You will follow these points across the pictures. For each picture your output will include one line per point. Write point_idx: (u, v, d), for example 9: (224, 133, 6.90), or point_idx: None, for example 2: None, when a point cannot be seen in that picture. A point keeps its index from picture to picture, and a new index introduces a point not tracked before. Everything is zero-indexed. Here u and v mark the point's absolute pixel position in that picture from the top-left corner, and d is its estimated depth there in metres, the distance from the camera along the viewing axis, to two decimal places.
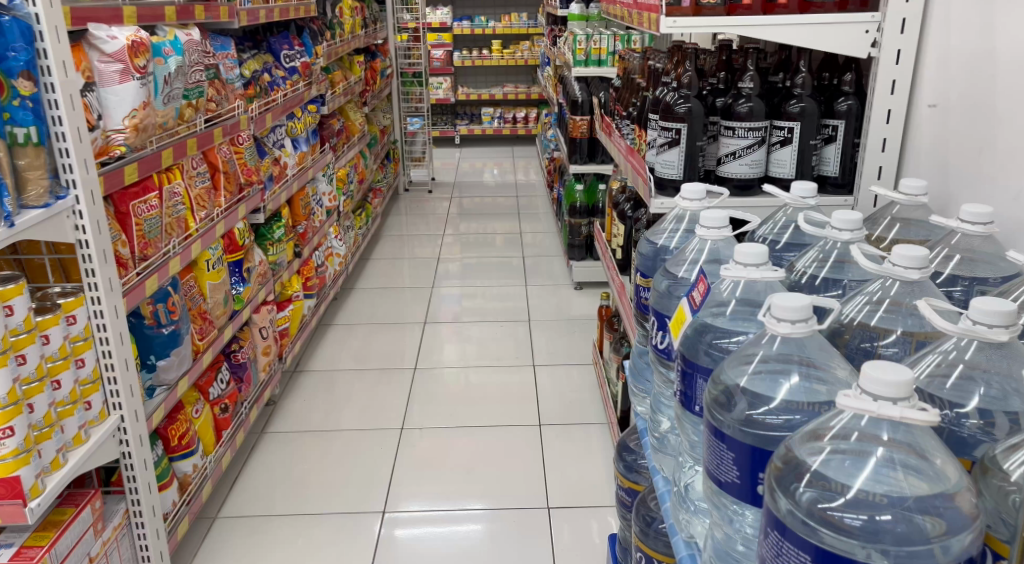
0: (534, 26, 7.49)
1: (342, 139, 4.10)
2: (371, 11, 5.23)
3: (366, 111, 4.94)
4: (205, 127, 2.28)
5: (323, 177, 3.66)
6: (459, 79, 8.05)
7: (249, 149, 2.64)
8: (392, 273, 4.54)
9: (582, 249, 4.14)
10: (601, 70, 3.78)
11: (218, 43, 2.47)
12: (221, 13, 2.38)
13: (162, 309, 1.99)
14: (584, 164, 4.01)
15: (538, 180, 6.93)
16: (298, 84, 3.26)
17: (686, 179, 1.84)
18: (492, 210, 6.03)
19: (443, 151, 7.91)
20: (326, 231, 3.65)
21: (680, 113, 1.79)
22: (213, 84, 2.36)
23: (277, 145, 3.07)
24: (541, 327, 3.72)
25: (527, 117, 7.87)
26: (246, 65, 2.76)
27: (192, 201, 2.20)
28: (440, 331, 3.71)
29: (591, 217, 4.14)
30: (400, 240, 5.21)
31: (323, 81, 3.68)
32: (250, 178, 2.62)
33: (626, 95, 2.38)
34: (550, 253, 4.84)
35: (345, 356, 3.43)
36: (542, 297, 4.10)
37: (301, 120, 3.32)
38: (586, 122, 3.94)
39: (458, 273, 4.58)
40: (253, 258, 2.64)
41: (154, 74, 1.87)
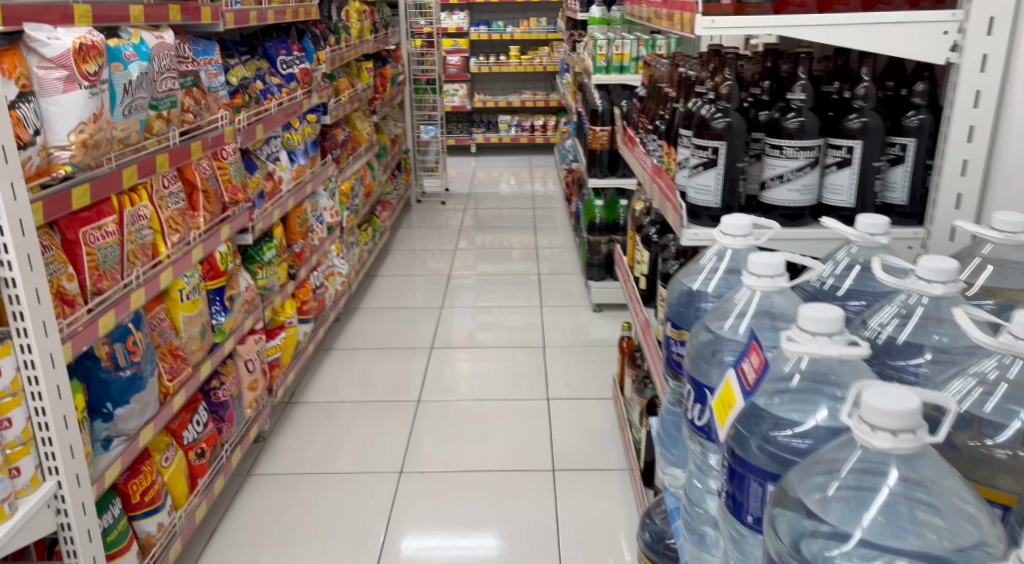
0: (553, 31, 7.25)
1: (347, 150, 3.88)
2: (382, 15, 5.01)
3: (375, 120, 4.72)
4: (180, 140, 2.05)
5: (324, 192, 3.43)
6: (475, 86, 7.83)
7: (235, 164, 2.40)
8: (399, 291, 4.29)
9: (601, 269, 3.86)
10: (623, 78, 3.52)
11: (201, 48, 2.25)
12: (202, 14, 2.16)
13: (121, 350, 1.74)
14: (604, 178, 3.73)
15: (556, 191, 6.67)
16: (296, 93, 3.03)
17: (725, 205, 1.56)
18: (507, 222, 5.77)
19: (459, 160, 7.67)
20: (326, 250, 3.42)
21: (718, 129, 1.52)
22: (192, 92, 2.13)
23: (272, 158, 2.85)
24: (556, 354, 3.45)
25: (546, 125, 7.61)
26: (233, 72, 2.52)
27: (162, 224, 1.96)
28: (447, 357, 3.44)
29: (612, 235, 3.85)
30: (410, 255, 4.97)
31: (326, 89, 3.45)
32: (235, 197, 2.38)
33: (652, 105, 2.11)
34: (567, 270, 4.57)
35: (345, 385, 3.19)
36: (558, 320, 3.83)
37: (299, 131, 3.08)
38: (606, 133, 3.67)
39: (469, 291, 4.31)
40: (237, 284, 2.40)
41: (110, 82, 1.64)
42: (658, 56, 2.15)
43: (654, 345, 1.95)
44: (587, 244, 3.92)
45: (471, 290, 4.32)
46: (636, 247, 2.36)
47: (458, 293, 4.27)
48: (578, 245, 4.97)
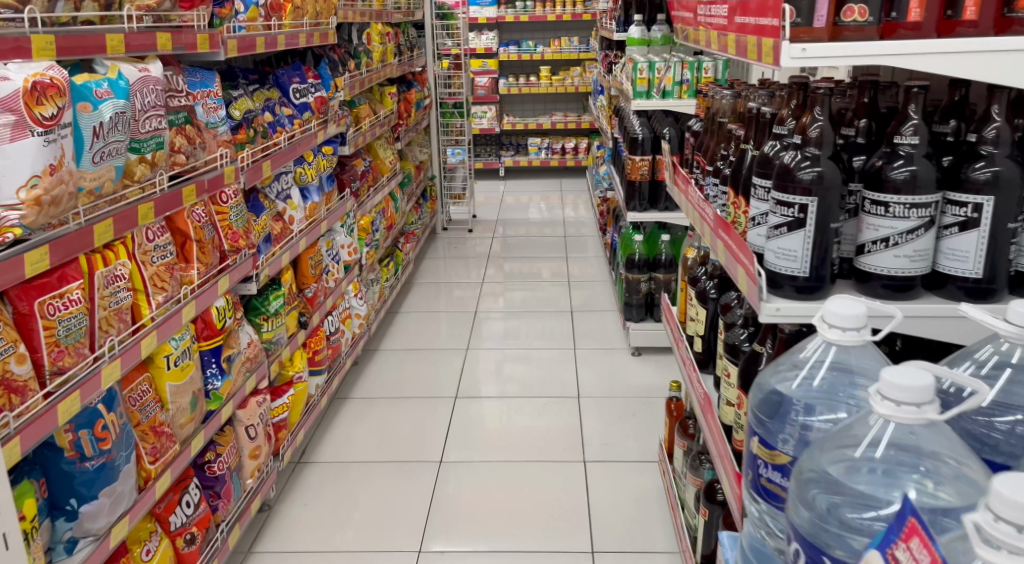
0: (585, 51, 6.98)
1: (367, 182, 3.64)
2: (407, 37, 4.79)
3: (399, 147, 4.48)
4: (169, 185, 1.82)
5: (341, 228, 3.20)
6: (504, 107, 7.59)
7: (237, 208, 2.16)
8: (422, 330, 4.02)
9: (641, 309, 3.54)
10: (665, 103, 3.23)
11: (198, 80, 2.02)
12: (198, 42, 1.94)
13: (88, 437, 1.49)
14: (643, 212, 3.42)
15: (588, 216, 6.37)
16: (310, 123, 2.80)
17: (815, 274, 1.25)
18: (538, 250, 5.49)
19: (487, 185, 7.41)
20: (342, 290, 3.17)
21: (805, 181, 1.22)
22: (184, 130, 1.90)
23: (281, 196, 2.61)
24: (592, 405, 3.15)
25: (577, 147, 7.34)
26: (237, 104, 2.29)
27: (144, 281, 1.72)
28: (473, 407, 3.16)
29: (651, 273, 3.53)
30: (434, 287, 4.71)
31: (344, 118, 3.21)
32: (236, 244, 2.14)
33: (709, 143, 1.83)
34: (603, 305, 4.25)
35: (361, 441, 2.92)
36: (593, 365, 3.52)
37: (313, 165, 2.85)
38: (646, 163, 3.38)
39: (497, 328, 4.03)
40: (237, 342, 2.15)
41: (75, 124, 1.43)
42: (716, 86, 1.86)
43: (716, 421, 1.63)
44: (624, 282, 3.61)
45: (499, 327, 4.03)
46: (688, 302, 2.06)
47: (485, 331, 3.99)
48: (613, 277, 4.66)
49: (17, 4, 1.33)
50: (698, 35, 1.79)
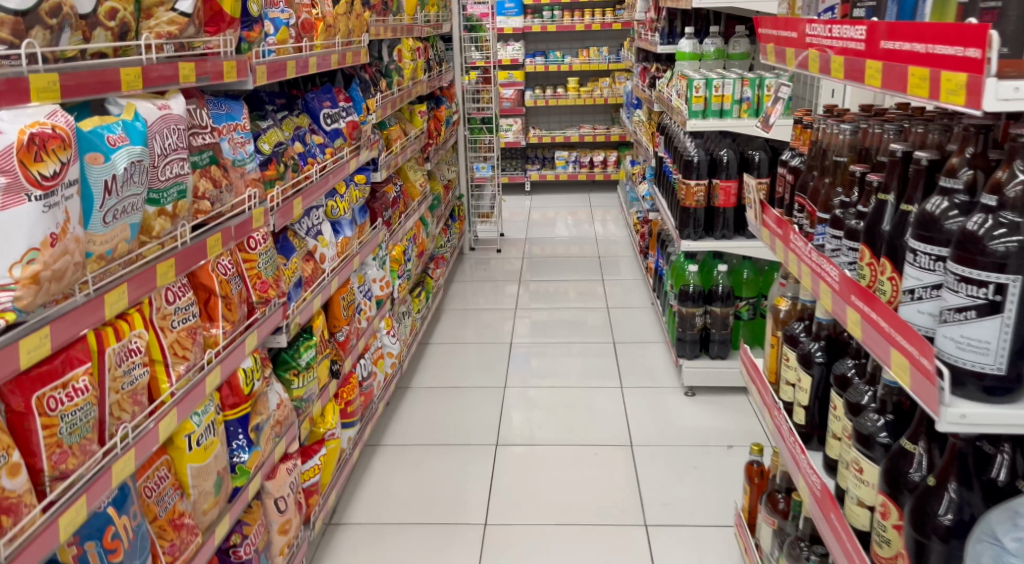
0: (615, 61, 6.74)
1: (398, 209, 3.41)
2: (436, 50, 4.56)
3: (428, 168, 4.26)
4: (192, 237, 1.59)
5: (373, 261, 2.97)
6: (530, 119, 7.35)
7: (266, 255, 1.93)
8: (455, 364, 3.77)
9: (695, 345, 3.26)
10: (722, 123, 2.98)
11: (223, 112, 1.82)
12: (225, 72, 1.75)
13: (96, 550, 1.26)
14: (697, 241, 3.16)
15: (620, 233, 6.12)
16: (342, 151, 2.62)
17: (1012, 372, 0.97)
18: (570, 272, 5.23)
19: (513, 200, 7.17)
20: (374, 329, 2.93)
21: (996, 255, 0.96)
22: (208, 171, 1.68)
23: (312, 233, 2.40)
24: (647, 454, 2.88)
25: (606, 160, 7.10)
26: (266, 137, 2.06)
27: (163, 350, 1.48)
28: (516, 458, 2.90)
29: (707, 306, 3.25)
30: (464, 314, 4.47)
31: (376, 143, 3.00)
32: (265, 295, 1.91)
33: (815, 185, 1.57)
34: (647, 336, 3.97)
35: (397, 497, 2.68)
36: (643, 405, 3.26)
37: (346, 197, 2.63)
38: (702, 188, 3.11)
39: (534, 361, 3.76)
40: (266, 406, 1.91)
41: (83, 178, 1.19)
42: (817, 120, 1.62)
43: (844, 522, 1.36)
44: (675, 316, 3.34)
45: (537, 360, 3.77)
46: (782, 362, 1.80)
47: (523, 365, 3.73)
48: (655, 303, 4.38)
49: (12, 37, 1.09)
50: (799, 59, 1.55)
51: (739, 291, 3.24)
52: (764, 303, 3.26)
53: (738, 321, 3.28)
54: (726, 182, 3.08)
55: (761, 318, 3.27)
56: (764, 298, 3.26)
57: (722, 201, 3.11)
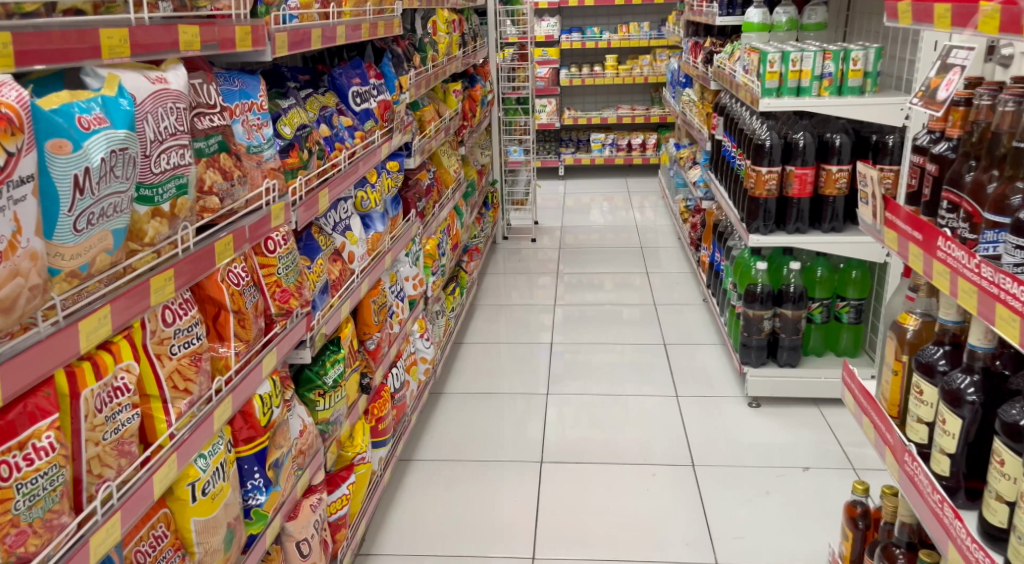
0: (657, 38, 6.38)
1: (432, 198, 3.12)
2: (470, 24, 4.24)
3: (462, 152, 3.97)
4: (196, 242, 1.30)
5: (406, 257, 2.71)
6: (565, 100, 7.02)
7: (287, 258, 1.65)
8: (491, 366, 3.47)
9: (762, 352, 2.93)
10: (799, 102, 2.64)
11: (237, 88, 1.54)
12: (239, 40, 1.46)
13: None
14: (768, 236, 2.84)
15: (661, 220, 5.79)
16: (373, 134, 2.34)
17: None
18: (611, 263, 4.92)
19: (546, 185, 6.86)
20: (406, 332, 2.66)
21: None
22: (218, 161, 1.39)
23: (340, 228, 2.14)
24: (712, 475, 2.58)
25: (645, 143, 6.76)
26: (287, 118, 1.76)
27: (160, 383, 1.20)
28: (564, 478, 2.60)
29: (776, 308, 2.90)
30: (499, 310, 4.17)
31: (409, 126, 2.72)
32: (286, 307, 1.63)
33: (979, 179, 1.23)
34: (701, 337, 3.63)
35: (433, 524, 2.40)
36: (703, 417, 2.94)
37: (377, 187, 2.36)
38: (775, 175, 2.77)
39: (577, 363, 3.46)
40: (287, 437, 1.63)
41: (43, 172, 0.90)
42: (974, 96, 1.29)
43: None
44: (740, 319, 3.01)
45: (580, 362, 3.47)
46: (910, 393, 1.48)
47: (565, 368, 3.42)
48: (707, 299, 4.04)
49: None
50: (958, 18, 1.22)
51: (811, 292, 2.92)
52: (839, 304, 2.90)
53: (809, 324, 2.97)
54: (802, 169, 2.72)
55: (837, 320, 2.95)
56: (841, 298, 2.90)
57: (797, 190, 2.76)
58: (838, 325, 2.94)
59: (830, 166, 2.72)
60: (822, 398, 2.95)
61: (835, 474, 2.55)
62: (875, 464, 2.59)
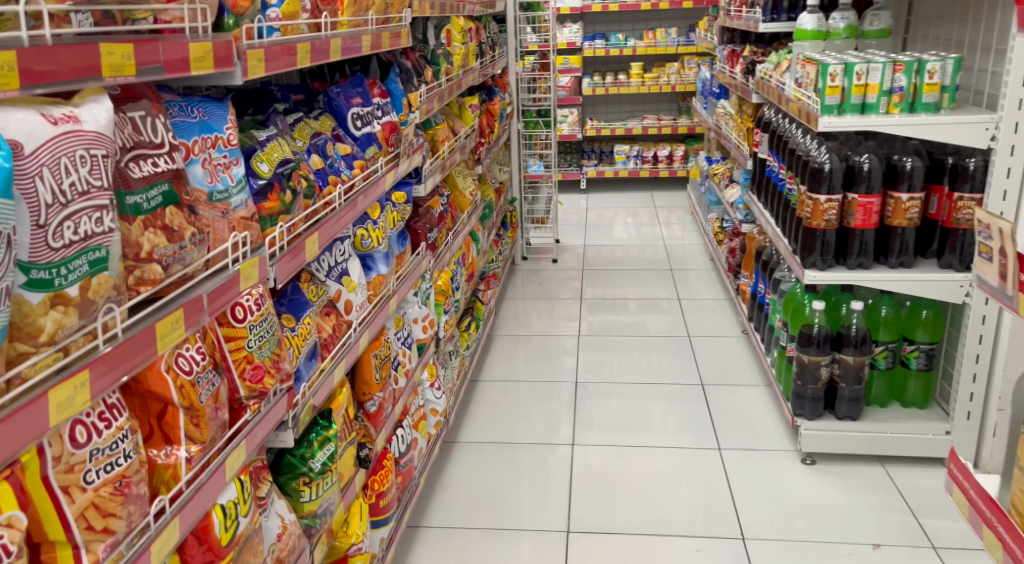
0: (685, 44, 6.06)
1: (445, 226, 2.82)
2: (488, 33, 3.95)
3: (479, 171, 3.66)
4: (127, 325, 0.98)
5: (415, 296, 2.41)
6: (587, 110, 6.71)
7: (263, 326, 1.34)
8: (510, 410, 3.14)
9: (818, 404, 2.57)
10: (865, 121, 2.31)
11: (194, 121, 1.24)
12: (196, 62, 1.15)
13: None
14: (826, 272, 2.49)
15: (691, 237, 5.45)
16: (376, 162, 2.04)
17: None
18: (639, 285, 4.59)
19: (567, 198, 6.54)
20: (414, 384, 2.34)
21: None
22: (161, 218, 1.07)
23: (335, 274, 1.83)
24: (766, 551, 2.23)
25: (672, 154, 6.42)
26: (266, 153, 1.45)
27: (67, 527, 0.89)
28: (594, 552, 2.26)
29: (835, 353, 2.55)
30: (518, 341, 3.85)
31: (419, 149, 2.42)
32: (258, 387, 1.31)
33: None
34: (743, 377, 3.28)
35: None
36: (750, 476, 2.60)
37: (380, 223, 2.05)
38: (834, 204, 2.43)
39: (605, 407, 3.12)
40: (259, 550, 1.31)
41: None
42: None
43: None
44: (793, 364, 2.66)
45: (608, 405, 3.14)
46: None
47: (591, 413, 3.09)
48: (747, 332, 3.69)
49: None
50: None
51: (874, 334, 2.56)
52: (907, 348, 2.56)
53: (872, 371, 2.62)
54: (867, 197, 2.39)
55: (903, 366, 2.60)
56: (908, 341, 2.57)
57: (860, 220, 2.42)
58: (905, 372, 2.60)
59: (899, 192, 2.38)
60: (888, 455, 2.59)
61: (911, 554, 2.19)
62: (957, 541, 2.22)
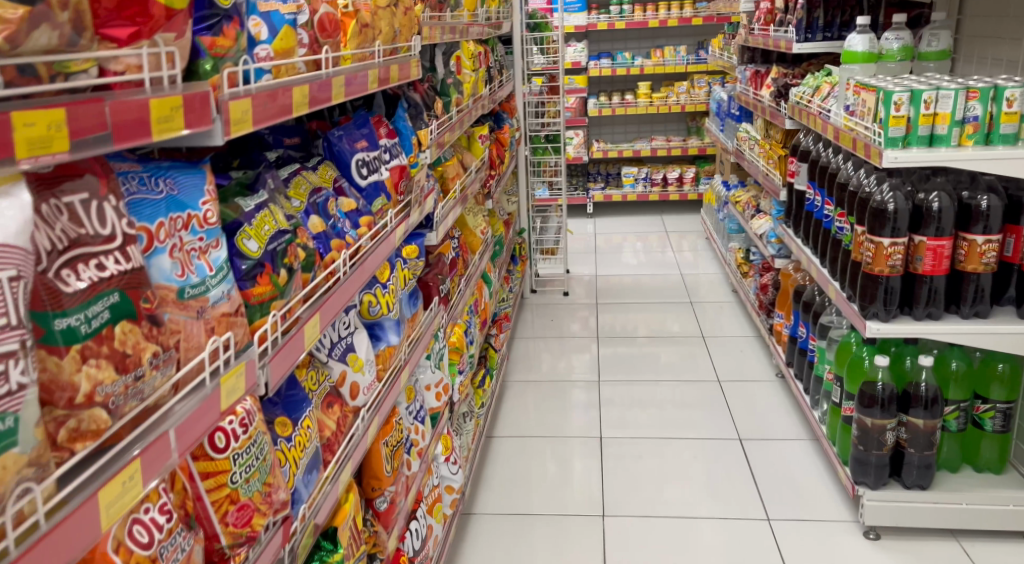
0: (695, 63, 5.84)
1: (457, 273, 2.54)
2: (495, 55, 3.69)
3: (489, 205, 3.39)
4: (56, 497, 0.68)
5: (427, 360, 2.12)
6: (592, 131, 6.46)
7: (252, 449, 1.05)
8: (530, 472, 2.84)
9: (884, 471, 2.29)
10: (935, 155, 2.04)
11: (160, 197, 0.95)
12: (163, 124, 0.87)
13: None
14: (890, 323, 2.21)
15: (707, 265, 5.18)
16: (384, 214, 1.76)
17: None
18: (657, 320, 4.31)
19: (574, 223, 6.27)
20: (428, 462, 2.05)
21: None
22: (109, 342, 0.78)
23: (339, 353, 1.54)
24: None
25: (682, 176, 6.17)
26: (254, 226, 1.15)
27: None
28: None
29: (900, 414, 2.27)
30: (533, 388, 3.55)
31: (430, 193, 2.14)
32: (244, 533, 1.02)
33: None
34: (784, 431, 2.99)
35: None
36: (808, 552, 2.30)
37: (390, 285, 1.76)
38: (900, 248, 2.15)
39: (635, 468, 2.82)
40: None
41: None
42: None
43: None
44: (852, 426, 2.37)
45: (638, 465, 2.84)
46: None
47: (619, 476, 2.79)
48: (783, 376, 3.41)
49: None
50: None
51: (944, 391, 2.30)
52: (980, 407, 2.30)
53: (941, 432, 2.34)
54: (937, 240, 2.12)
55: (976, 426, 2.33)
56: (981, 399, 2.30)
57: (930, 265, 2.15)
58: (977, 432, 2.33)
59: (972, 234, 2.11)
60: (962, 528, 2.30)
61: None
62: None
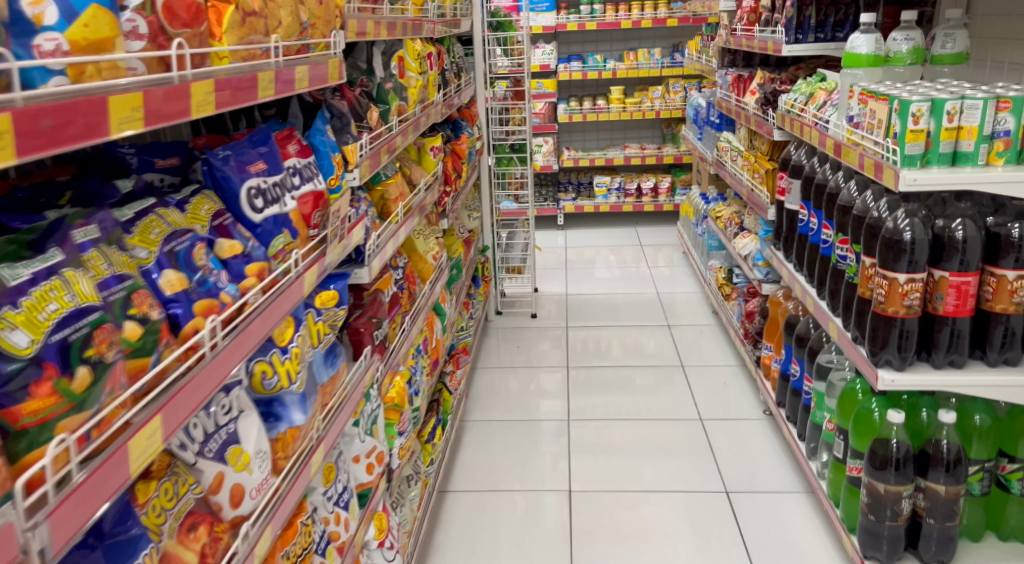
0: (670, 66, 5.52)
1: (400, 310, 2.16)
2: (452, 56, 3.32)
3: (444, 225, 3.01)
4: None
5: (355, 426, 1.74)
6: (562, 138, 6.12)
7: None
8: (491, 535, 2.47)
9: (898, 544, 1.96)
10: (960, 176, 1.71)
11: None
12: None
13: None
14: (906, 373, 1.88)
15: (685, 282, 4.86)
16: (287, 256, 1.37)
17: None
18: (632, 344, 3.96)
19: (544, 235, 5.91)
20: (355, 554, 1.66)
21: None
22: None
23: (216, 449, 1.15)
24: None
25: (657, 186, 5.85)
26: (24, 310, 0.77)
27: None
28: None
29: (918, 478, 1.93)
30: (495, 428, 3.17)
31: (359, 222, 1.77)
32: None
33: None
34: (776, 481, 2.66)
35: None
36: None
37: (294, 349, 1.38)
38: (919, 286, 1.82)
39: (611, 528, 2.46)
40: None
41: None
42: None
43: None
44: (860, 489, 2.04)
45: (615, 524, 2.48)
46: None
47: (595, 538, 2.41)
48: (772, 415, 3.08)
49: None
50: None
51: (966, 448, 1.97)
52: (1006, 467, 1.97)
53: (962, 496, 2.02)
54: (961, 276, 1.79)
55: (1001, 488, 2.01)
56: (1007, 457, 1.98)
57: (953, 305, 1.82)
58: (1001, 494, 2.02)
59: (1001, 268, 1.79)
60: None
61: None
62: None
